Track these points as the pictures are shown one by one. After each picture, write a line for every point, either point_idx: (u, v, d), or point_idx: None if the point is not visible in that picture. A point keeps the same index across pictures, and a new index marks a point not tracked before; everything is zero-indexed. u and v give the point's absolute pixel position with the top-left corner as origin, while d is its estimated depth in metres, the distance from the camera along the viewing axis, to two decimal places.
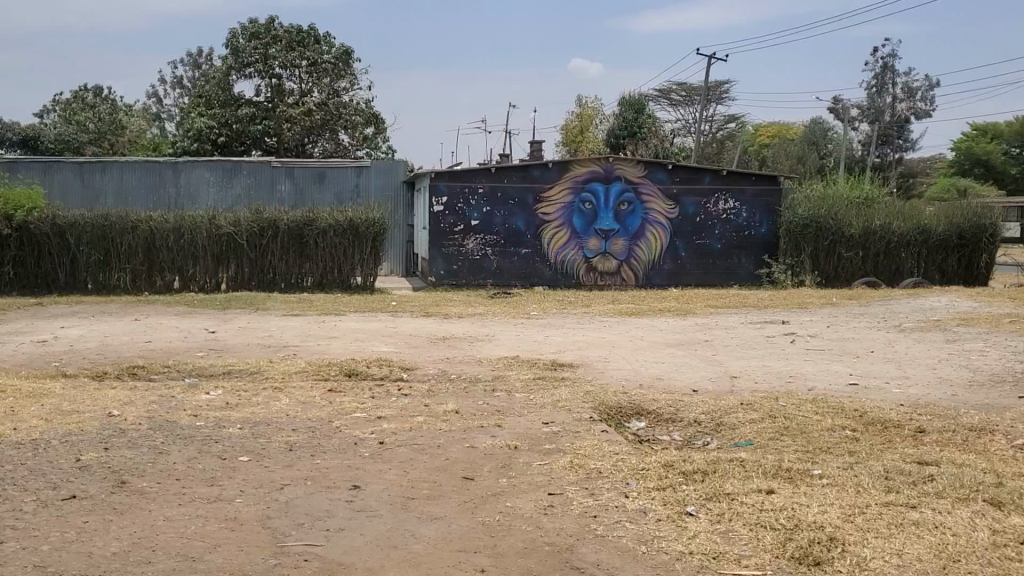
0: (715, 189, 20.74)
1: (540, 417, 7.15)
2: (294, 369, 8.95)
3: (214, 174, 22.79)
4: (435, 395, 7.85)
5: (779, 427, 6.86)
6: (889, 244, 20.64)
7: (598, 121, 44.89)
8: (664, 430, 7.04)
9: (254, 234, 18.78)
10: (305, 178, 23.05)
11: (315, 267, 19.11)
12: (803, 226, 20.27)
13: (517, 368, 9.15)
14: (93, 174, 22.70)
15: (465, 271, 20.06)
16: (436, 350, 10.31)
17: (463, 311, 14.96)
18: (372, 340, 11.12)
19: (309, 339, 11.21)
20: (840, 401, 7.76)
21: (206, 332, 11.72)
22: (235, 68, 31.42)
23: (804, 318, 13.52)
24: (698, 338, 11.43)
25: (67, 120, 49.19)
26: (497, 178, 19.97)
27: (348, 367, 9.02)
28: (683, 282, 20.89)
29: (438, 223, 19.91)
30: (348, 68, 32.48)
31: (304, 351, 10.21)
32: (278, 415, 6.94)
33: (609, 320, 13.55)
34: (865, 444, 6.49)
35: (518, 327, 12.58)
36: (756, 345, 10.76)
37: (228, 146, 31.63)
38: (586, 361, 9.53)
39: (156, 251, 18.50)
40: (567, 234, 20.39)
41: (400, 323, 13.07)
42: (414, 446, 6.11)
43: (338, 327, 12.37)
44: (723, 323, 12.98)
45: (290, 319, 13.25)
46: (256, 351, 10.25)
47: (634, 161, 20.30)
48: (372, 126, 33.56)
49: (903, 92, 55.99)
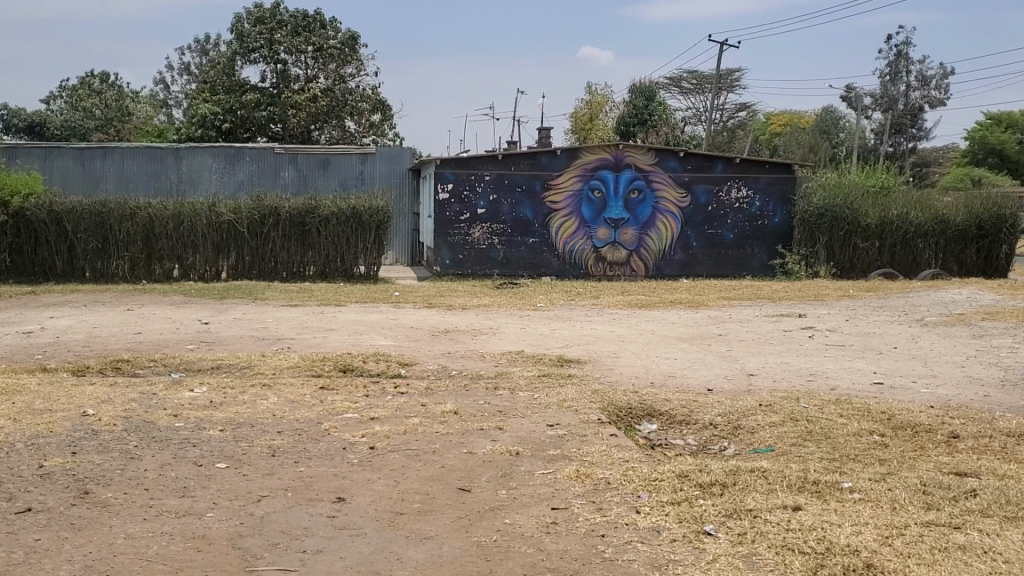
0: (728, 177, 20.21)
1: (545, 418, 6.69)
2: (286, 365, 8.51)
3: (216, 160, 22.35)
4: (433, 394, 7.38)
5: (802, 431, 6.39)
6: (906, 235, 20.12)
7: (608, 109, 44.30)
8: (678, 434, 6.56)
9: (256, 222, 18.34)
10: (309, 165, 22.57)
11: (318, 256, 18.64)
12: (818, 216, 19.78)
13: (522, 364, 8.68)
14: (94, 160, 22.29)
15: (471, 261, 19.58)
16: (438, 344, 9.85)
17: (468, 301, 14.49)
18: (370, 332, 10.66)
19: (306, 331, 10.77)
20: (865, 402, 7.26)
21: (200, 323, 11.30)
22: (241, 53, 30.96)
23: (821, 311, 13.00)
24: (712, 332, 10.94)
25: (74, 107, 48.83)
26: (504, 165, 19.48)
27: (342, 362, 8.56)
28: (694, 273, 20.38)
29: (443, 211, 19.44)
30: (354, 54, 31.92)
31: (300, 345, 9.77)
32: (263, 416, 6.50)
33: (618, 312, 13.05)
34: (896, 452, 6.00)
35: (525, 319, 12.10)
36: (774, 340, 10.25)
37: (233, 133, 31.16)
38: (595, 357, 9.05)
39: (155, 239, 18.04)
40: (576, 223, 19.88)
41: (401, 314, 12.61)
42: (408, 452, 5.65)
43: (337, 318, 11.92)
44: (737, 316, 12.48)
45: (288, 309, 12.81)
46: (249, 345, 9.81)
47: (644, 148, 19.78)
48: (378, 113, 33.02)
49: (917, 80, 55.17)
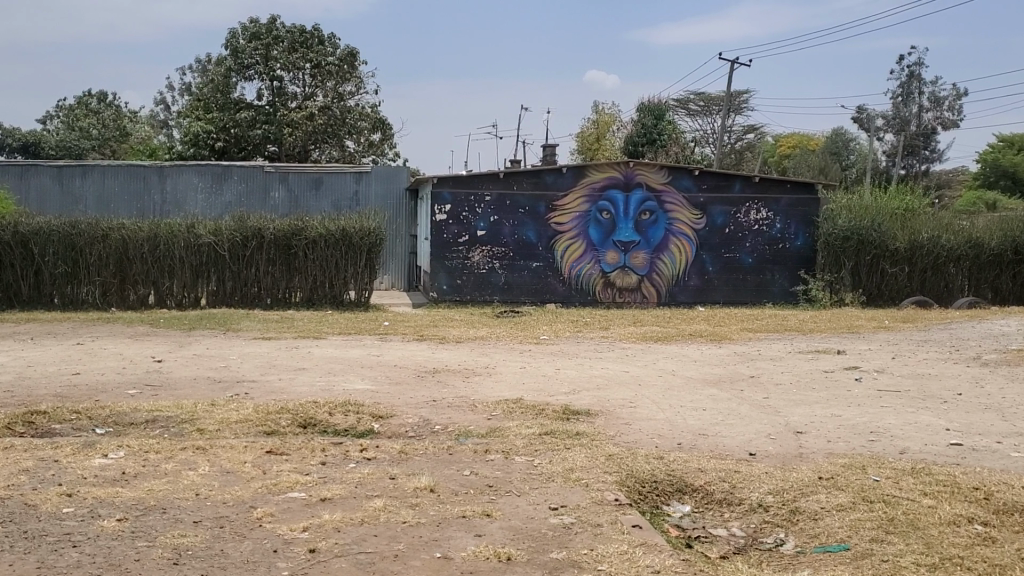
0: (746, 198, 18.76)
1: (548, 498, 5.21)
2: (234, 419, 7.03)
3: (202, 179, 20.99)
4: (406, 461, 5.89)
5: (882, 520, 4.89)
6: (938, 259, 18.68)
7: (616, 128, 43.03)
8: (717, 523, 5.08)
9: (237, 245, 16.93)
10: (300, 184, 21.19)
11: (305, 281, 17.18)
12: (844, 239, 18.34)
13: (521, 417, 7.20)
14: (74, 178, 20.98)
15: (469, 287, 18.13)
16: (422, 390, 8.36)
17: (463, 333, 12.98)
18: (345, 373, 9.17)
19: (271, 371, 9.29)
20: (950, 473, 5.75)
21: (153, 361, 9.86)
22: (235, 70, 29.67)
23: (862, 348, 11.47)
24: (741, 374, 9.43)
25: (71, 127, 47.75)
26: (506, 184, 18.09)
27: (302, 416, 7.08)
28: (710, 301, 18.87)
29: (440, 233, 18.02)
30: (353, 71, 30.72)
31: (258, 390, 8.29)
32: (181, 499, 5.03)
33: (632, 348, 11.53)
34: (1009, 552, 4.52)
35: (525, 356, 10.59)
36: (817, 386, 8.73)
37: (227, 152, 29.85)
38: (607, 408, 7.55)
39: (128, 262, 16.63)
40: (583, 246, 18.45)
41: (387, 350, 11.12)
42: (360, 558, 4.18)
43: (311, 355, 10.44)
44: (767, 353, 10.96)
45: (260, 343, 11.33)
46: (201, 390, 8.34)
47: (657, 166, 18.39)
48: (378, 132, 31.68)
49: (930, 101, 53.96)
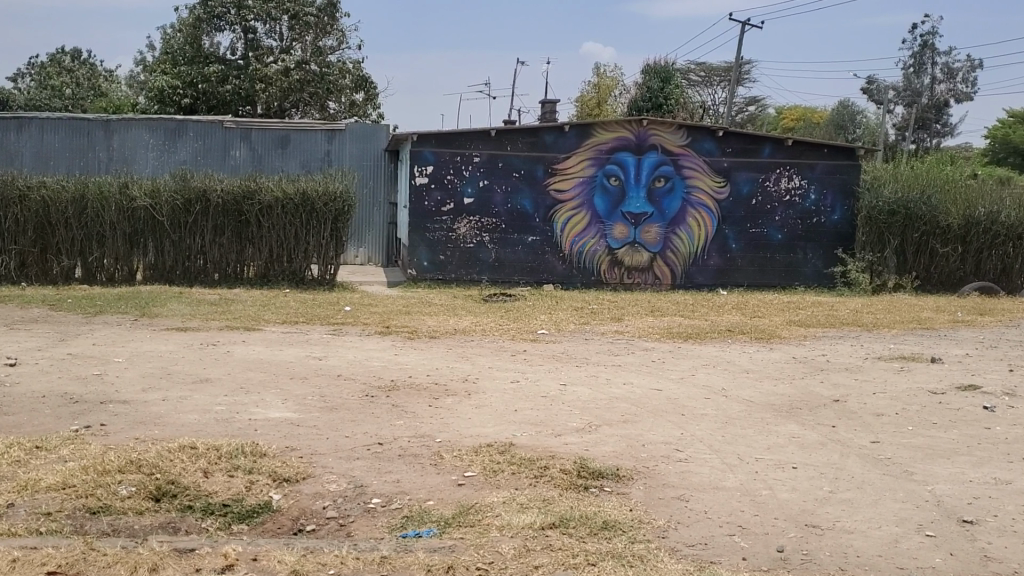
0: (777, 164, 15.97)
1: None
2: (45, 483, 4.32)
3: (154, 135, 18.12)
4: None
5: None
6: (997, 238, 15.95)
7: (618, 93, 39.85)
8: None
9: (179, 210, 14.12)
10: (264, 143, 18.35)
11: (258, 253, 14.38)
12: (889, 213, 15.64)
13: (512, 484, 4.49)
14: (7, 132, 18.08)
15: (454, 264, 15.40)
16: (368, 423, 5.64)
17: (440, 324, 10.24)
18: (263, 392, 6.43)
19: (156, 388, 6.51)
20: None
21: (4, 367, 7.08)
22: (205, 19, 26.57)
23: (956, 354, 8.74)
24: (821, 397, 6.72)
25: (42, 85, 44.59)
26: (497, 144, 15.34)
27: (158, 478, 4.38)
28: (733, 283, 16.17)
29: (421, 201, 15.27)
30: (335, 22, 27.53)
31: (123, 422, 5.57)
32: None
33: (658, 349, 8.79)
34: None
35: (517, 363, 7.82)
36: (942, 422, 6.01)
37: (195, 109, 26.90)
38: (643, 465, 4.85)
39: (50, 229, 13.82)
40: (587, 217, 15.71)
41: (335, 349, 8.37)
42: None
43: (229, 358, 7.69)
44: (838, 362, 8.21)
45: (168, 340, 8.54)
46: (36, 422, 5.58)
47: (674, 125, 15.64)
48: (362, 92, 28.55)
49: (943, 72, 50.92)
